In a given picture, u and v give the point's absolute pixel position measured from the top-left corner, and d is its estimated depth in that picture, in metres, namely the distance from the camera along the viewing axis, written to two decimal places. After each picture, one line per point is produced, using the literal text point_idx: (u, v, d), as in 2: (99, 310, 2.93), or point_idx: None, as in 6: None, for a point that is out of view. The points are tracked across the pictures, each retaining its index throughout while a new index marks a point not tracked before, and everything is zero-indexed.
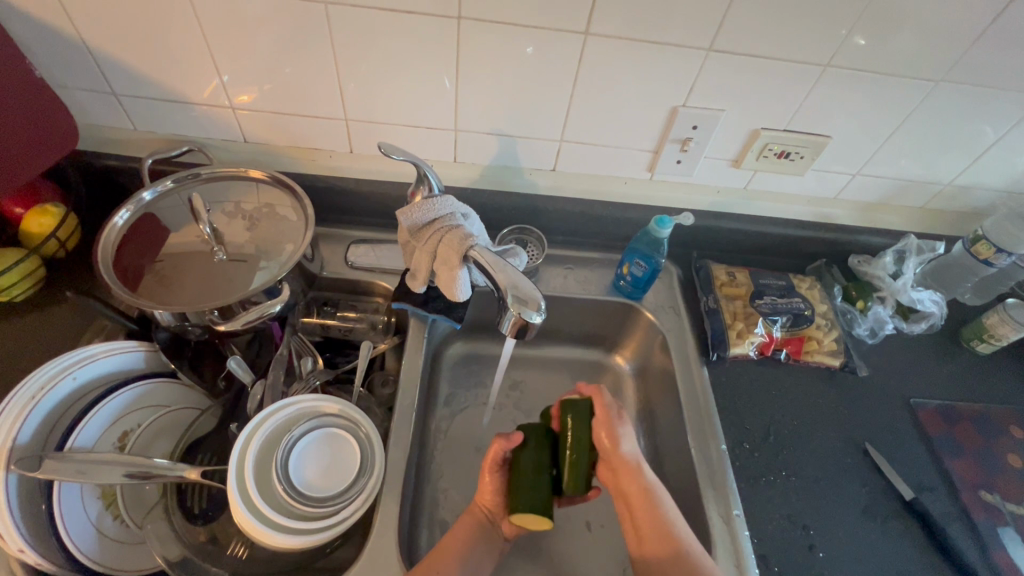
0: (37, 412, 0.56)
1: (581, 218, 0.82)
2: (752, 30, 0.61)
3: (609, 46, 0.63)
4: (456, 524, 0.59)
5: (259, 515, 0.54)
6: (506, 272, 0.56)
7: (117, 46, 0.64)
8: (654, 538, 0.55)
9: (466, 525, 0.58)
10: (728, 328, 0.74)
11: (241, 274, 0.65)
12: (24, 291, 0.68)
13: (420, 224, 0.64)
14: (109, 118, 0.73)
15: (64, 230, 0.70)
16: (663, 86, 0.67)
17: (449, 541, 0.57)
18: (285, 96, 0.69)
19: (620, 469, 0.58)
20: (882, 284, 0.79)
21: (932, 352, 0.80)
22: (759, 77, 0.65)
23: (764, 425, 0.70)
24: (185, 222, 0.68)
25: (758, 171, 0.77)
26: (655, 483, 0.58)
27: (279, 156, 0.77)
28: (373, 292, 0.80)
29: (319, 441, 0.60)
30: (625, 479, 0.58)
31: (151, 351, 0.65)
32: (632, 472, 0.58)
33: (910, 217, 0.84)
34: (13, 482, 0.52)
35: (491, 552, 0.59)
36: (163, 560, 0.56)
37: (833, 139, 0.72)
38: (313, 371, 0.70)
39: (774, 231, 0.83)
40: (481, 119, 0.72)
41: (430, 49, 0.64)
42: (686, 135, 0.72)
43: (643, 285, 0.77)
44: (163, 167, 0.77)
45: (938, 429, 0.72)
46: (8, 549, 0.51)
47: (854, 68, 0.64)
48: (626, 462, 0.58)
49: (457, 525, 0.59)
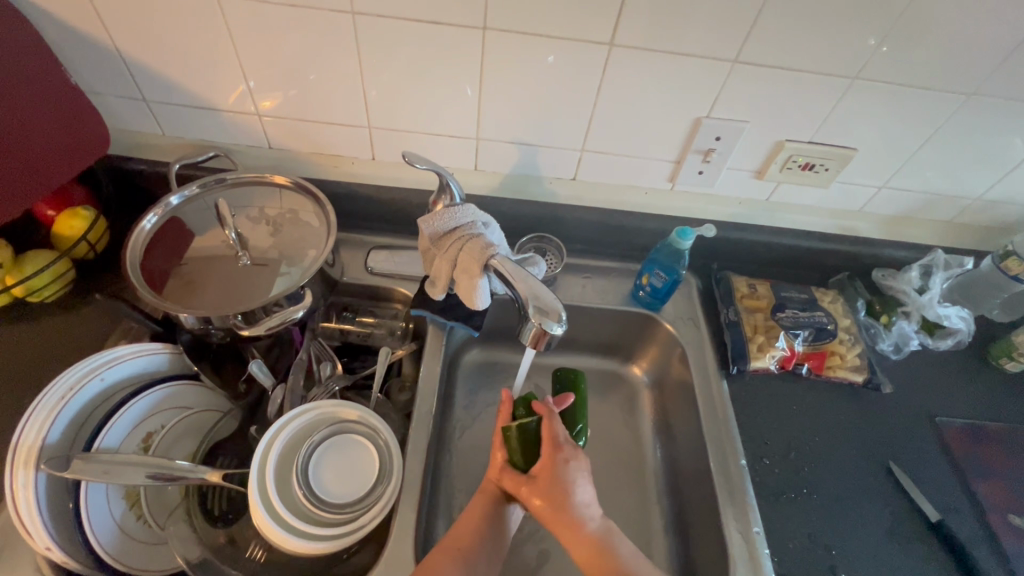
0: (66, 412, 0.57)
1: (600, 227, 0.82)
2: (778, 42, 0.60)
3: (633, 56, 0.63)
4: (474, 498, 0.59)
5: (283, 526, 0.55)
6: (527, 282, 0.56)
7: (148, 54, 0.65)
8: None
9: (479, 505, 0.58)
10: (749, 342, 0.73)
11: (264, 279, 0.66)
12: (54, 292, 0.70)
13: (440, 233, 0.65)
14: (139, 124, 0.75)
15: (94, 233, 0.72)
16: (687, 96, 0.66)
17: (462, 524, 0.56)
18: (310, 103, 0.70)
19: (560, 529, 0.52)
20: (908, 299, 0.78)
21: (958, 369, 0.79)
22: (785, 89, 0.65)
23: (785, 440, 0.69)
24: (211, 227, 0.70)
25: (781, 183, 0.76)
26: (606, 530, 0.52)
27: (301, 162, 0.78)
28: (392, 299, 0.81)
29: (338, 449, 0.60)
30: (568, 542, 0.52)
31: (175, 353, 0.66)
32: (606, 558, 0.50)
33: (937, 231, 0.82)
34: (42, 481, 0.54)
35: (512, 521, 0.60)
36: (184, 560, 0.57)
37: (859, 152, 0.71)
38: (332, 376, 0.71)
39: (796, 243, 0.82)
40: (502, 128, 0.72)
41: (454, 58, 0.65)
42: (709, 146, 0.72)
43: (663, 295, 0.76)
44: (190, 172, 0.78)
45: (964, 449, 0.71)
46: (36, 546, 0.52)
47: (882, 81, 0.63)
48: (562, 518, 0.52)
49: (475, 500, 0.59)
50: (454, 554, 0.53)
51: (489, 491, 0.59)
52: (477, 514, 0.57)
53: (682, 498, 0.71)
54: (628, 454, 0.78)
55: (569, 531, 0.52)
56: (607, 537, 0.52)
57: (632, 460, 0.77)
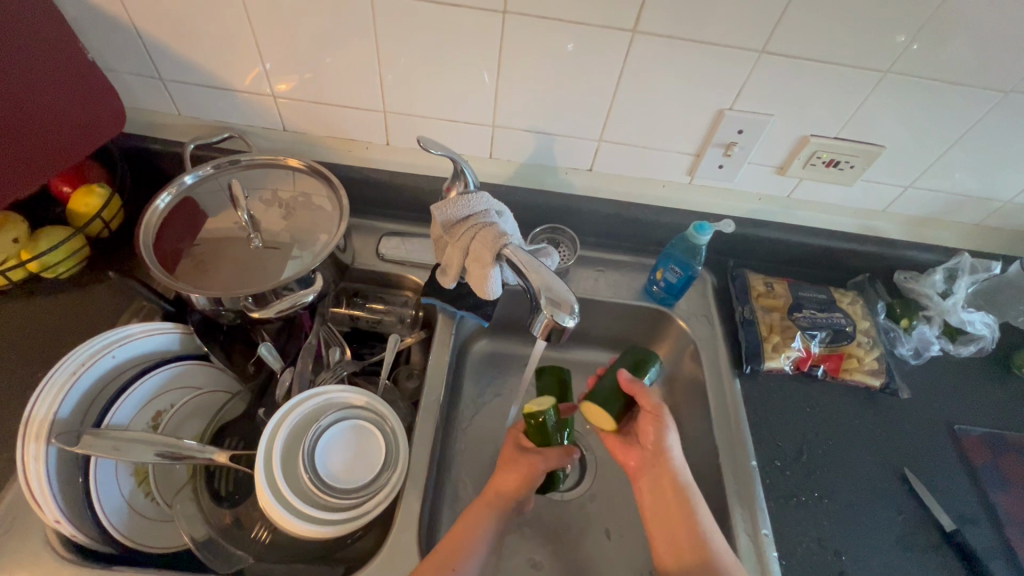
0: (77, 387, 0.57)
1: (615, 219, 0.80)
2: (807, 34, 0.58)
3: (655, 46, 0.61)
4: (469, 509, 0.59)
5: (303, 518, 0.55)
6: (540, 273, 0.55)
7: (165, 32, 0.65)
8: (687, 541, 0.55)
9: (473, 516, 0.58)
10: (764, 341, 0.72)
11: (276, 262, 0.66)
12: (68, 269, 0.70)
13: (453, 221, 0.64)
14: (155, 103, 0.74)
15: (108, 211, 0.72)
16: (710, 88, 0.65)
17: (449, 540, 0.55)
18: (325, 86, 0.70)
19: (660, 466, 0.60)
20: (930, 303, 0.76)
21: (979, 376, 0.77)
22: (812, 83, 0.63)
23: (797, 443, 0.68)
24: (224, 208, 0.69)
25: (804, 179, 0.74)
26: (689, 483, 0.59)
27: (315, 146, 0.78)
28: (403, 286, 0.80)
29: (346, 434, 0.60)
30: (663, 476, 0.59)
31: (186, 333, 0.67)
32: (686, 510, 0.57)
33: (963, 233, 0.80)
34: (52, 454, 0.54)
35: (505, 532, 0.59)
36: (190, 538, 0.57)
37: (886, 150, 0.69)
38: (341, 361, 0.70)
39: (816, 242, 0.80)
40: (519, 116, 0.71)
41: (473, 44, 0.63)
42: (730, 139, 0.70)
43: (677, 291, 0.75)
44: (204, 153, 0.78)
45: (983, 458, 0.69)
46: (46, 518, 0.52)
47: (915, 76, 0.61)
48: (664, 459, 0.60)
49: (469, 511, 0.59)
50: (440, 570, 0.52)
51: (488, 501, 0.59)
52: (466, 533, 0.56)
53: None
54: None
55: (666, 477, 0.59)
56: (688, 488, 0.58)
57: None
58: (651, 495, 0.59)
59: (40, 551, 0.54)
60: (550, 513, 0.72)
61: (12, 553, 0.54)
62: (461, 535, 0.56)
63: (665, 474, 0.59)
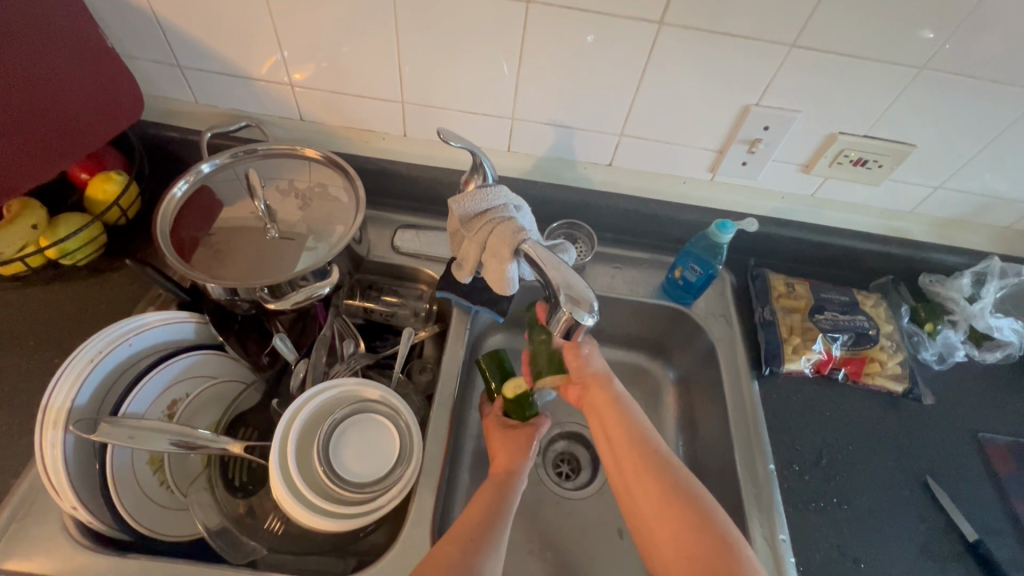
0: (94, 375, 0.57)
1: (634, 216, 0.79)
2: (839, 28, 0.56)
3: (681, 38, 0.60)
4: (479, 489, 0.58)
5: (320, 512, 0.54)
6: (559, 270, 0.53)
7: (184, 19, 0.64)
8: (636, 453, 0.55)
9: (485, 496, 0.56)
10: (784, 343, 0.70)
11: (291, 253, 0.65)
12: (87, 256, 0.70)
13: (471, 215, 0.63)
14: (172, 91, 0.74)
15: (126, 198, 0.71)
16: (735, 83, 0.63)
17: (465, 517, 0.53)
18: (344, 75, 0.69)
19: (594, 388, 0.61)
20: (955, 307, 0.75)
21: (1004, 383, 0.75)
22: (842, 78, 0.61)
23: (816, 447, 0.67)
24: (240, 198, 0.69)
25: (829, 178, 0.73)
26: (624, 394, 0.60)
27: (332, 136, 0.77)
28: (418, 279, 0.80)
29: (360, 427, 0.60)
30: (597, 397, 0.60)
31: (201, 323, 0.66)
32: (624, 418, 0.58)
33: (993, 236, 0.77)
34: (70, 442, 0.54)
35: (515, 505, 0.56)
36: (204, 526, 0.56)
37: (916, 149, 0.67)
38: (355, 354, 0.70)
39: (839, 243, 0.78)
40: (539, 109, 0.69)
41: (494, 35, 0.62)
42: (755, 136, 0.68)
43: (696, 290, 0.74)
44: (221, 141, 0.78)
45: (1008, 467, 0.68)
46: (63, 504, 0.53)
47: (951, 73, 0.59)
48: (596, 378, 0.61)
49: (481, 491, 0.57)
50: (464, 544, 0.50)
51: (501, 479, 0.59)
52: (481, 509, 0.54)
53: None
54: None
55: (602, 398, 0.60)
56: (621, 399, 0.60)
57: None
58: (595, 420, 0.60)
59: (57, 536, 0.54)
60: (562, 511, 0.71)
61: (30, 537, 0.54)
62: (476, 510, 0.54)
63: (599, 393, 0.60)
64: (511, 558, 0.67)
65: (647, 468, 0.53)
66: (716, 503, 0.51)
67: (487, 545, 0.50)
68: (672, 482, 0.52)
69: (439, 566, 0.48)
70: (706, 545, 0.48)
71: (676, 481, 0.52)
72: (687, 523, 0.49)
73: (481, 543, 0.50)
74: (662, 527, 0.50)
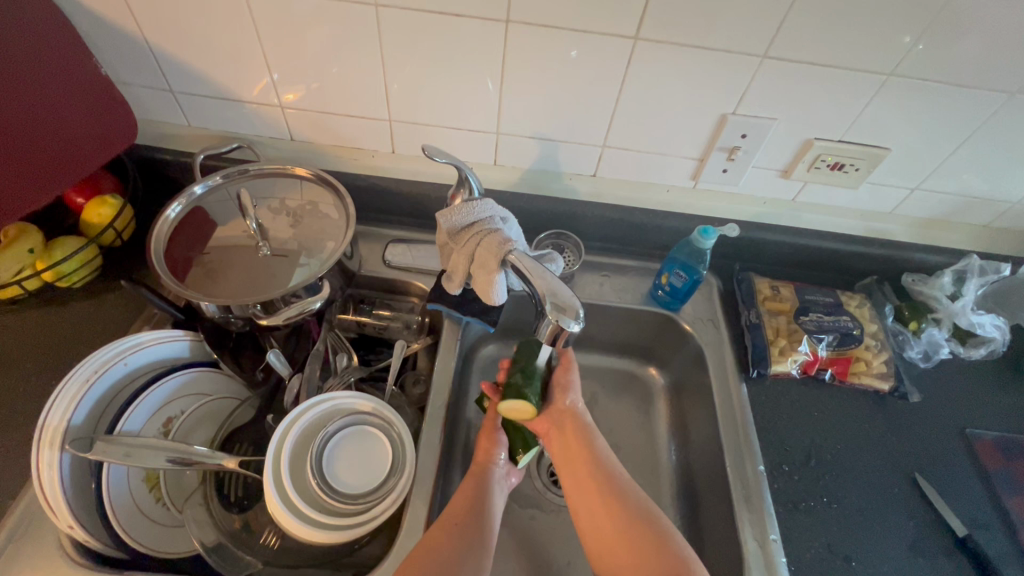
0: (90, 395, 0.59)
1: (620, 225, 0.81)
2: (808, 38, 0.58)
3: (658, 51, 0.62)
4: (462, 482, 0.61)
5: (311, 523, 0.55)
6: (545, 279, 0.54)
7: (175, 46, 0.66)
8: (595, 481, 0.57)
9: (474, 480, 0.61)
10: (770, 345, 0.72)
11: (283, 270, 0.67)
12: (83, 278, 0.71)
13: (459, 227, 0.64)
14: (165, 115, 0.76)
15: (121, 221, 0.73)
16: (711, 93, 0.65)
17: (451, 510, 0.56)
18: (333, 96, 0.71)
19: (565, 420, 0.61)
20: (939, 305, 0.76)
21: (988, 378, 0.76)
22: (814, 85, 0.63)
23: (805, 447, 0.68)
24: (233, 217, 0.71)
25: (809, 183, 0.74)
26: (591, 424, 0.62)
27: (323, 154, 0.79)
28: (409, 293, 0.81)
29: (355, 439, 0.61)
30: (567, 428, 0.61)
31: (195, 340, 0.68)
32: (590, 448, 0.59)
33: (972, 235, 0.79)
34: (66, 462, 0.55)
35: (495, 502, 0.59)
36: (200, 543, 0.57)
37: (891, 152, 0.69)
38: (348, 368, 0.71)
39: (821, 245, 0.80)
40: (524, 123, 0.71)
41: (476, 54, 0.64)
42: (734, 144, 0.70)
43: (682, 296, 0.75)
44: (213, 163, 0.80)
45: (996, 462, 0.68)
46: (60, 524, 0.54)
47: (919, 78, 0.61)
48: (569, 411, 0.62)
49: (464, 485, 0.60)
50: (448, 529, 0.54)
51: (480, 474, 0.62)
52: (466, 499, 0.58)
53: (696, 499, 0.70)
54: (642, 454, 0.77)
55: (573, 425, 0.61)
56: (590, 428, 0.61)
57: (646, 460, 0.77)
58: (561, 448, 0.61)
59: (53, 555, 0.55)
60: (556, 517, 0.72)
61: (27, 557, 0.55)
62: (461, 499, 0.58)
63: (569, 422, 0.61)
64: (506, 566, 0.67)
65: (607, 494, 0.56)
66: (675, 529, 0.54)
67: (473, 538, 0.54)
68: (628, 507, 0.55)
69: (425, 549, 0.52)
70: (666, 565, 0.51)
71: (640, 514, 0.54)
72: (651, 550, 0.52)
73: (465, 530, 0.54)
74: (626, 553, 0.53)
